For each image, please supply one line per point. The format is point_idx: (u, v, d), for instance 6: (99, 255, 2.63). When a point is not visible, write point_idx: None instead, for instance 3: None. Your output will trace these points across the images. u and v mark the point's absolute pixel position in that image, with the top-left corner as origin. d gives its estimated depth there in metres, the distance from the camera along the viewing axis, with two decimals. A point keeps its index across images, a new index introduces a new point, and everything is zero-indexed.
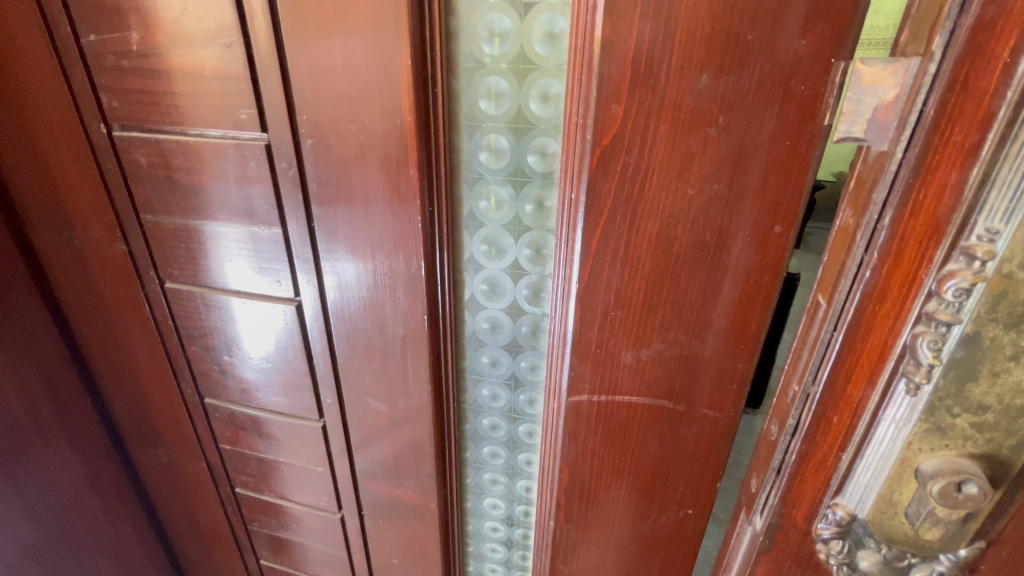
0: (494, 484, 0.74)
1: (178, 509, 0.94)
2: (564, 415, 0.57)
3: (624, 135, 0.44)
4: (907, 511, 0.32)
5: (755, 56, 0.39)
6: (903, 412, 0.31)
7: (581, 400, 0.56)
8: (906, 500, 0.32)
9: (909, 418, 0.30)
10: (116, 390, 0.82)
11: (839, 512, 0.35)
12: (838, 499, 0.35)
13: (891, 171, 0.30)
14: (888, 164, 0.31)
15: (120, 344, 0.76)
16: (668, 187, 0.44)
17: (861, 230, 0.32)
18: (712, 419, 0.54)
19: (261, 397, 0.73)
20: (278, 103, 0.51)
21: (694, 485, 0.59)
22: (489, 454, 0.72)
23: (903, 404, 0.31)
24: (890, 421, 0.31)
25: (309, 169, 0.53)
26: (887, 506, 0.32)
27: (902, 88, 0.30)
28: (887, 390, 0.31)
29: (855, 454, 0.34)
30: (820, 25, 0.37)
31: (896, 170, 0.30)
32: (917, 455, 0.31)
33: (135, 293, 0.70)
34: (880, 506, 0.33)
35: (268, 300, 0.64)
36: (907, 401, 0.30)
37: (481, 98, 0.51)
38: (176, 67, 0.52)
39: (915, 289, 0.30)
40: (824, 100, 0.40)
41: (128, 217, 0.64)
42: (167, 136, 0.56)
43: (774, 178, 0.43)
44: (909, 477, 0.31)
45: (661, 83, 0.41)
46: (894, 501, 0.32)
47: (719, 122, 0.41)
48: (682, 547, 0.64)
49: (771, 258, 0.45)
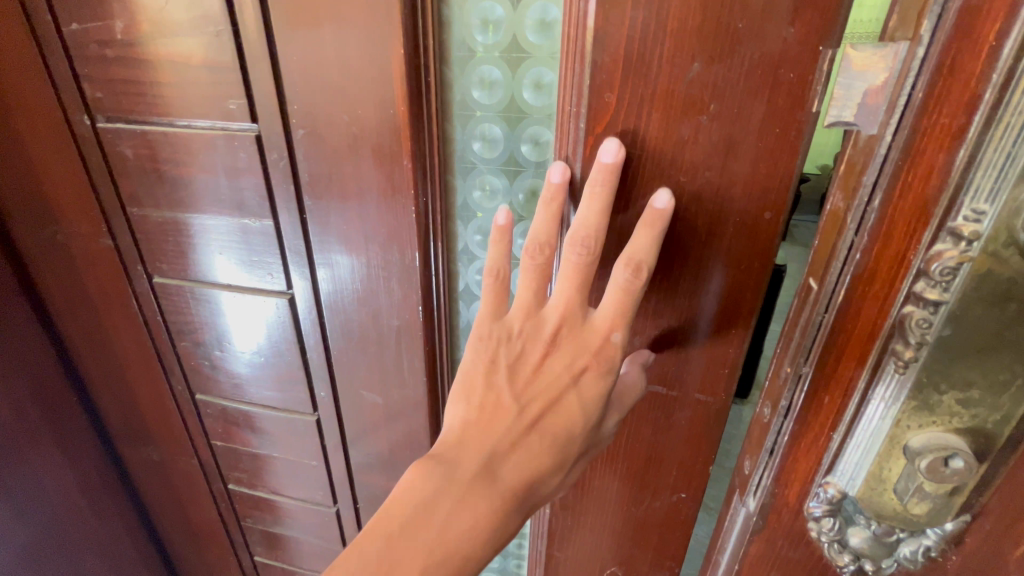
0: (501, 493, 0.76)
1: (170, 506, 0.93)
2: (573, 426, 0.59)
3: (618, 124, 0.44)
4: (896, 487, 0.33)
5: (745, 45, 0.39)
6: (892, 391, 0.32)
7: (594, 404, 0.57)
8: (895, 477, 0.33)
9: (898, 396, 0.32)
10: (103, 388, 0.80)
11: (830, 489, 0.36)
12: (829, 478, 0.36)
13: (880, 155, 0.31)
14: (878, 148, 0.31)
15: (108, 341, 0.75)
16: (659, 174, 0.46)
17: (852, 213, 0.33)
18: (705, 404, 0.56)
19: (253, 392, 0.72)
20: (268, 93, 0.50)
21: (687, 471, 0.61)
22: None
23: (892, 383, 0.32)
24: (879, 399, 0.33)
25: (300, 160, 0.53)
26: (876, 483, 0.34)
27: (891, 71, 0.30)
28: (876, 370, 0.32)
29: (845, 434, 0.35)
30: (810, 13, 0.38)
31: (886, 153, 0.31)
32: (906, 432, 0.32)
33: (122, 289, 0.68)
34: (869, 483, 0.34)
35: (260, 295, 0.63)
36: (895, 381, 0.32)
37: (474, 87, 0.49)
38: (162, 57, 0.51)
39: (904, 270, 0.31)
40: (812, 88, 0.40)
41: (114, 210, 0.62)
42: (155, 127, 0.55)
43: (764, 164, 0.43)
44: (898, 454, 0.33)
45: (653, 73, 0.42)
46: (883, 478, 0.34)
47: (710, 110, 0.42)
48: (676, 529, 0.66)
49: (762, 245, 0.46)
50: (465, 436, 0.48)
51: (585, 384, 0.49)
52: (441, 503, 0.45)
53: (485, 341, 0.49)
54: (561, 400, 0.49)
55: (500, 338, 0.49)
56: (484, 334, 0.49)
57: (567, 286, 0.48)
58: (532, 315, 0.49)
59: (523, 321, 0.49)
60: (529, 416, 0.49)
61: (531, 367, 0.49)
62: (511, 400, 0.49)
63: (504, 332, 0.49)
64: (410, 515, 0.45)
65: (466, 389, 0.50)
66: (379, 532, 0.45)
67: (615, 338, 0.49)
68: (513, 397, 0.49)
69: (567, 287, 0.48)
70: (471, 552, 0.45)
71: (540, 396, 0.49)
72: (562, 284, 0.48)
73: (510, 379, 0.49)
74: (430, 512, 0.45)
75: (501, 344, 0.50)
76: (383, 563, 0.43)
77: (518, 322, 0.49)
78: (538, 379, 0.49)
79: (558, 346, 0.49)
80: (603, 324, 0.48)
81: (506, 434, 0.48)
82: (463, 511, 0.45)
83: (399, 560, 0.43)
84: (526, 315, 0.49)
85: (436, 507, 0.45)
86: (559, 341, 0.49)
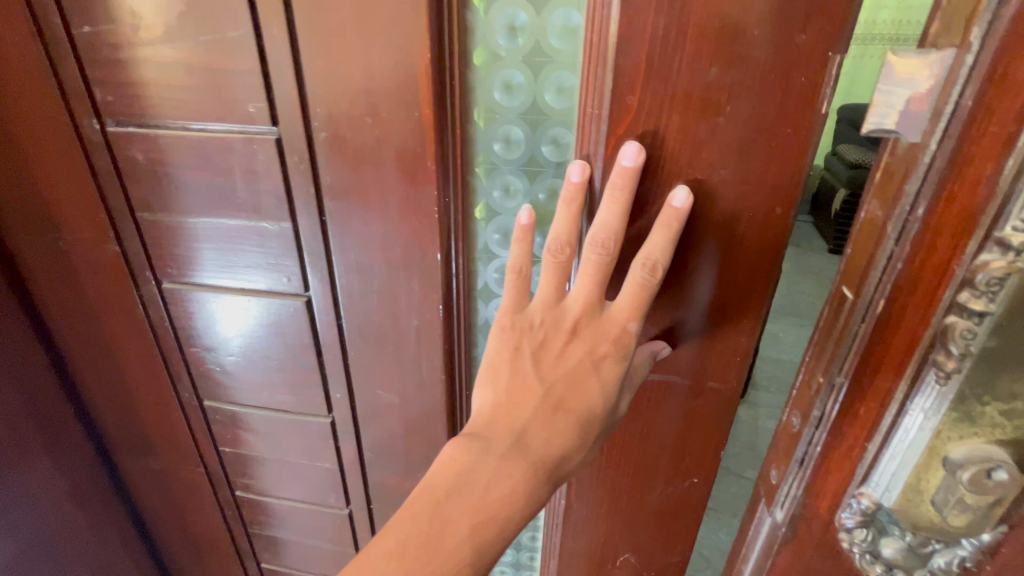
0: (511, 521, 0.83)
1: (170, 517, 0.91)
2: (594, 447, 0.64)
3: (639, 125, 0.46)
4: (934, 499, 0.34)
5: (759, 50, 0.42)
6: (933, 401, 0.32)
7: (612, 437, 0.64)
8: (933, 489, 0.34)
9: (939, 406, 0.32)
10: (102, 398, 0.78)
11: (864, 501, 0.37)
12: (863, 488, 0.37)
13: (924, 163, 0.32)
14: (921, 157, 0.32)
15: (109, 349, 0.73)
16: (678, 172, 0.48)
17: (892, 222, 0.34)
18: (717, 391, 0.59)
19: (265, 396, 0.72)
20: (291, 96, 0.50)
21: (699, 456, 0.64)
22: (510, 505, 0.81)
23: (933, 393, 0.32)
24: (919, 409, 0.33)
25: (322, 163, 0.53)
26: (913, 495, 0.35)
27: (936, 79, 0.31)
28: (916, 379, 0.33)
29: (881, 444, 0.36)
30: (819, 22, 0.41)
31: (929, 162, 0.31)
32: (946, 444, 0.33)
33: (127, 296, 0.67)
34: (906, 495, 0.35)
35: (271, 297, 0.63)
36: (936, 390, 0.32)
37: (496, 90, 0.50)
38: (179, 60, 0.51)
39: (947, 280, 0.31)
40: (822, 90, 0.43)
41: (122, 216, 0.61)
42: (169, 131, 0.55)
43: (776, 162, 0.46)
44: (937, 466, 0.33)
45: (674, 76, 0.44)
46: (920, 489, 0.35)
47: (727, 111, 0.45)
48: (687, 513, 0.69)
49: (773, 237, 0.49)
50: (495, 416, 0.51)
51: (605, 370, 0.51)
52: (481, 470, 0.48)
53: (507, 332, 0.52)
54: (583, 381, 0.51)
55: (522, 329, 0.52)
56: (507, 325, 0.52)
57: (586, 282, 0.50)
58: (550, 306, 0.51)
59: (544, 312, 0.52)
60: (553, 399, 0.51)
61: (553, 355, 0.51)
62: (537, 381, 0.51)
63: (526, 323, 0.52)
64: (452, 482, 0.47)
65: (491, 373, 0.53)
66: (425, 498, 0.47)
67: (632, 328, 0.51)
68: (538, 380, 0.51)
69: (583, 283, 0.50)
70: (512, 515, 0.48)
71: (562, 379, 0.51)
72: (581, 280, 0.50)
73: (535, 363, 0.52)
74: (470, 481, 0.47)
75: (524, 335, 0.52)
76: (432, 522, 0.46)
77: (538, 315, 0.51)
78: (561, 366, 0.51)
79: (578, 335, 0.51)
80: (621, 314, 0.50)
81: (534, 414, 0.50)
82: (501, 481, 0.48)
83: (447, 520, 0.46)
84: (547, 307, 0.51)
85: (477, 474, 0.48)
86: (579, 331, 0.51)
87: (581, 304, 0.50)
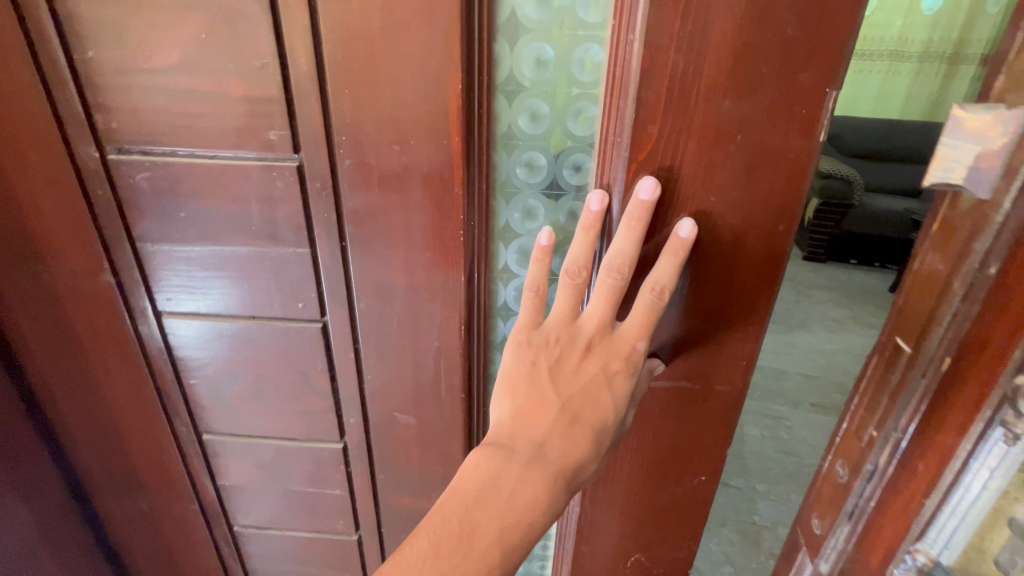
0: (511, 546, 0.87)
1: (156, 559, 0.86)
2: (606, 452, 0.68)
3: (658, 152, 0.50)
4: (998, 559, 0.34)
5: (767, 85, 0.47)
6: (997, 458, 0.33)
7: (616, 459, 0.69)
8: (997, 548, 0.34)
9: (1004, 466, 0.32)
10: (84, 438, 0.73)
11: (920, 557, 0.37)
12: (919, 545, 0.38)
13: (995, 223, 0.33)
14: (993, 215, 0.33)
15: (95, 386, 0.68)
16: (693, 194, 0.52)
17: (959, 279, 0.35)
18: (724, 393, 0.64)
19: (272, 425, 0.70)
20: (316, 124, 0.50)
21: (707, 455, 0.68)
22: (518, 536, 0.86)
23: (997, 451, 0.33)
24: (983, 468, 0.33)
25: (345, 189, 0.53)
26: (976, 553, 0.35)
27: (1007, 138, 0.32)
28: (982, 437, 0.33)
29: (941, 500, 0.36)
30: (819, 62, 0.45)
31: (1002, 221, 0.32)
32: (1012, 504, 0.33)
33: (121, 330, 0.64)
34: (968, 553, 0.35)
35: (205, 319, 0.63)
36: (1001, 448, 0.32)
37: (521, 118, 0.53)
38: (196, 88, 0.49)
39: (1017, 340, 0.31)
40: (821, 121, 0.48)
41: (120, 246, 0.58)
42: (179, 159, 0.53)
43: (779, 184, 0.51)
44: (1002, 526, 0.33)
45: (691, 108, 0.48)
46: (983, 548, 0.35)
47: (738, 139, 0.49)
48: (695, 511, 0.73)
49: (776, 251, 0.54)
50: (515, 428, 0.52)
51: (617, 385, 0.54)
52: (506, 477, 0.49)
53: (524, 347, 0.54)
54: (596, 395, 0.53)
55: (539, 344, 0.53)
56: (524, 340, 0.53)
57: (601, 302, 0.52)
58: (565, 323, 0.53)
59: (560, 328, 0.53)
60: (569, 412, 0.52)
61: (570, 370, 0.53)
62: (553, 394, 0.53)
63: (542, 339, 0.53)
64: (478, 490, 0.49)
65: (510, 387, 0.53)
66: (454, 503, 0.49)
67: (641, 347, 0.54)
68: (556, 394, 0.53)
69: (598, 304, 0.53)
70: (536, 520, 0.50)
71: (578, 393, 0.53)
72: (596, 300, 0.53)
73: (551, 378, 0.53)
74: (496, 487, 0.49)
75: (541, 350, 0.53)
76: (463, 525, 0.48)
77: (555, 330, 0.53)
78: (579, 380, 0.53)
79: (592, 351, 0.53)
80: (632, 332, 0.53)
81: (554, 425, 0.52)
82: (525, 488, 0.49)
83: (476, 524, 0.48)
84: (563, 323, 0.53)
85: (502, 482, 0.49)
86: (592, 347, 0.53)
87: (595, 324, 0.53)
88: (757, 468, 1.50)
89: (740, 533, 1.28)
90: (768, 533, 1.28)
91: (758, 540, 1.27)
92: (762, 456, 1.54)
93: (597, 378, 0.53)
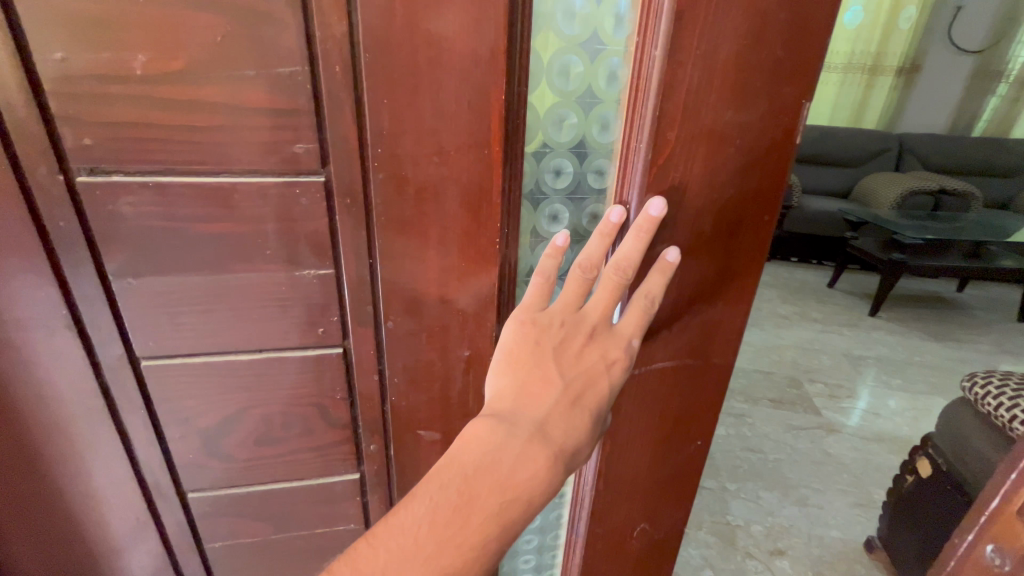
0: (527, 542, 0.92)
1: None
2: (618, 432, 0.73)
3: (675, 156, 0.55)
4: None
5: (761, 97, 0.54)
6: None
7: (626, 441, 0.74)
8: None
9: None
10: (18, 520, 0.60)
11: None
12: None
13: None
14: None
15: (40, 455, 0.57)
16: (703, 193, 0.57)
17: None
18: (719, 366, 0.72)
19: (275, 467, 0.63)
20: (348, 136, 0.47)
21: (704, 423, 0.77)
22: (528, 535, 0.91)
23: None
24: None
25: (375, 203, 0.50)
26: None
27: None
28: None
29: None
30: (800, 78, 0.54)
31: None
32: None
33: (82, 383, 0.54)
34: None
35: (194, 357, 0.55)
36: None
37: (552, 127, 0.59)
38: (203, 99, 0.44)
39: None
40: (798, 127, 0.57)
41: (88, 283, 0.49)
42: (176, 179, 0.47)
43: (766, 180, 0.59)
44: None
45: (702, 117, 0.54)
46: None
47: (737, 143, 0.56)
48: (692, 474, 0.81)
49: (762, 238, 0.63)
50: (520, 404, 0.53)
51: (614, 373, 0.57)
52: (508, 451, 0.50)
53: (528, 325, 0.55)
54: (596, 379, 0.56)
55: (545, 325, 0.55)
56: (527, 319, 0.55)
57: (604, 293, 0.56)
58: (569, 309, 0.56)
59: (564, 314, 0.55)
60: (570, 395, 0.54)
61: (573, 355, 0.55)
62: (557, 375, 0.54)
63: (546, 321, 0.55)
64: (478, 458, 0.49)
65: (511, 363, 0.54)
66: (452, 471, 0.49)
67: (636, 343, 0.57)
68: (561, 375, 0.54)
69: (603, 292, 0.56)
70: (533, 496, 0.51)
71: (580, 377, 0.55)
72: (600, 292, 0.56)
73: (558, 361, 0.54)
74: (498, 460, 0.49)
75: (545, 331, 0.55)
76: (462, 492, 0.48)
77: (558, 315, 0.55)
78: (580, 366, 0.55)
79: (595, 340, 0.56)
80: (628, 327, 0.57)
81: (554, 405, 0.53)
82: (526, 463, 0.50)
83: (476, 493, 0.48)
84: (569, 310, 0.56)
85: (503, 456, 0.50)
86: (595, 335, 0.56)
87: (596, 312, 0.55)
88: (727, 468, 1.69)
89: (716, 536, 1.45)
90: (741, 531, 1.47)
91: (733, 539, 1.45)
92: (732, 456, 1.74)
93: (597, 367, 0.56)
